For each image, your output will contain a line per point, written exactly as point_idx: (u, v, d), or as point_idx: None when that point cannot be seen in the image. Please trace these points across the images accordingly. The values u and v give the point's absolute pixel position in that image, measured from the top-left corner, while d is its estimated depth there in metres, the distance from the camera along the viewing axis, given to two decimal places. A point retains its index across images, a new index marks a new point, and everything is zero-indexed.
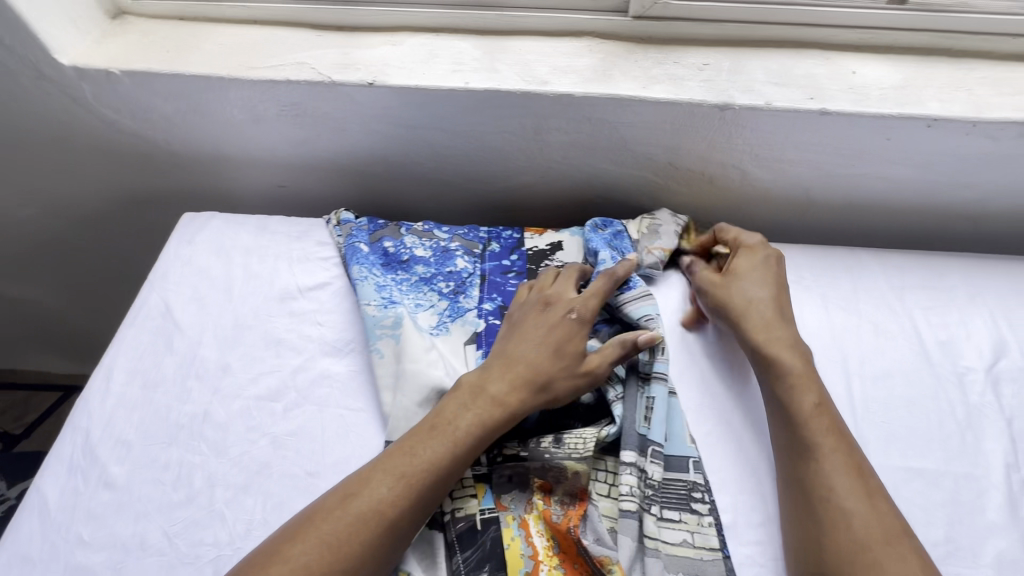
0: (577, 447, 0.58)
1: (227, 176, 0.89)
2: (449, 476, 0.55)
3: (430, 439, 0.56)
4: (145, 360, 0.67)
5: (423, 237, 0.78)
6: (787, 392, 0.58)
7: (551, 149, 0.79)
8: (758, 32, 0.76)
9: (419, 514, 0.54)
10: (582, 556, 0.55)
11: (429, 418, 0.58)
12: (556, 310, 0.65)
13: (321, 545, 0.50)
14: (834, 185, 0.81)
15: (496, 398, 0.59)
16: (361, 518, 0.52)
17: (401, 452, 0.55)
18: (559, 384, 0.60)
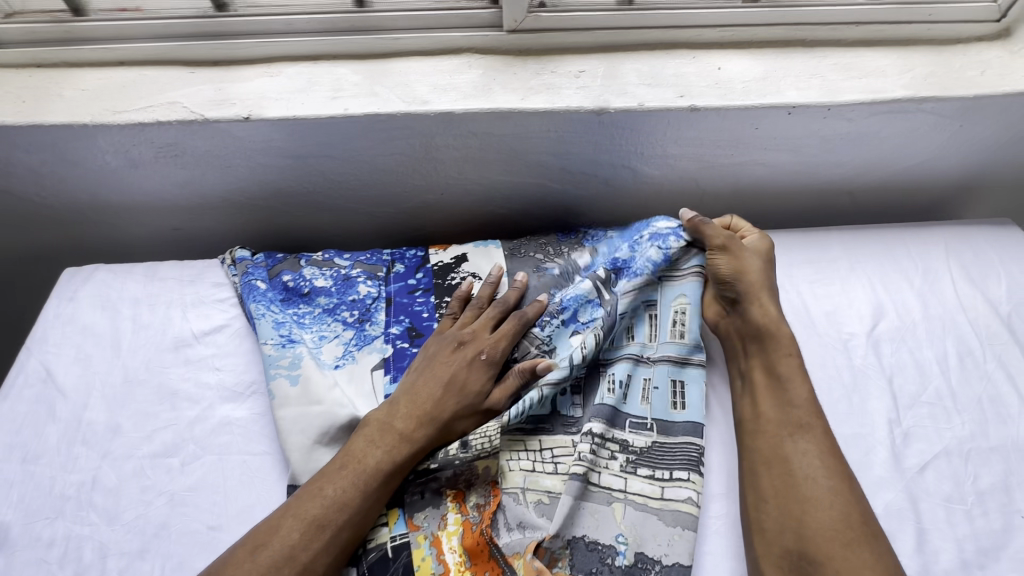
0: (484, 446, 0.60)
1: (114, 224, 0.85)
2: (365, 515, 0.55)
3: (342, 480, 0.55)
4: (25, 432, 0.62)
5: (323, 266, 0.76)
6: (787, 376, 0.62)
7: (445, 165, 0.79)
8: (628, 37, 0.79)
9: (331, 560, 0.52)
10: (494, 559, 0.55)
11: (340, 458, 0.57)
12: (468, 348, 0.65)
13: None
14: (719, 174, 0.85)
15: (404, 438, 0.58)
16: (273, 567, 0.50)
17: (313, 493, 0.54)
18: (460, 424, 0.61)
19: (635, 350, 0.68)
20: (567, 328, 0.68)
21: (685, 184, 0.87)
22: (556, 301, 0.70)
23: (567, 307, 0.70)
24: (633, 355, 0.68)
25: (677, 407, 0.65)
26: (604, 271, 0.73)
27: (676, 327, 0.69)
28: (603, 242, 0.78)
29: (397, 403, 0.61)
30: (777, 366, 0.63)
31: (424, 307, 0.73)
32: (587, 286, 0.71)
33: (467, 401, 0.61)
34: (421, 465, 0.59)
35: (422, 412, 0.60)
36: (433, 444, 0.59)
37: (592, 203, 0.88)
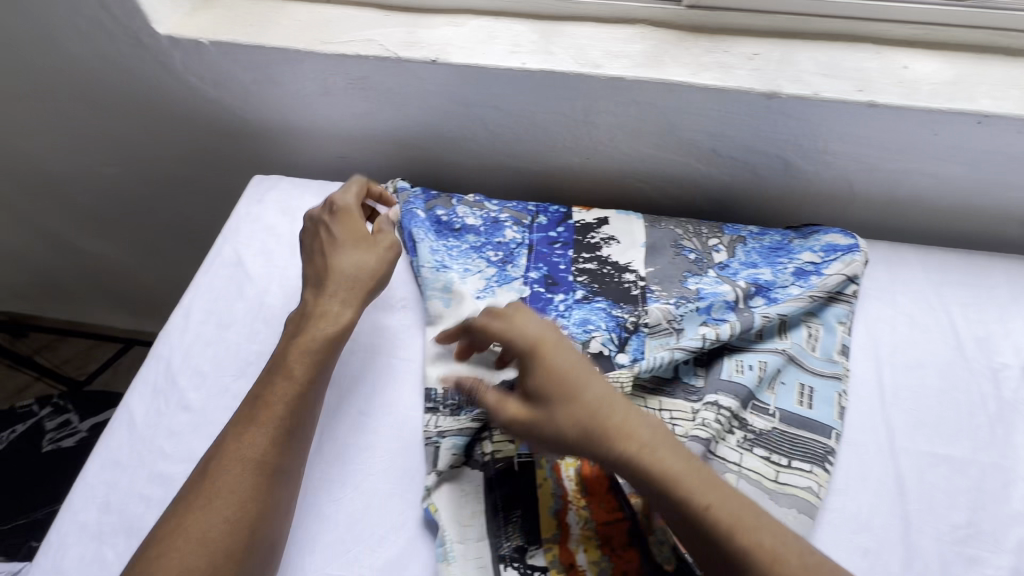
0: (613, 390, 0.64)
1: (293, 144, 0.96)
2: (266, 515, 0.52)
3: (228, 490, 0.52)
4: (221, 303, 0.73)
5: (474, 207, 0.82)
6: (666, 498, 0.49)
7: (599, 131, 0.83)
8: (808, 25, 0.78)
9: (281, 446, 0.55)
10: (610, 493, 0.58)
11: (208, 471, 0.53)
12: (306, 336, 0.62)
13: (210, 500, 0.51)
14: (877, 179, 0.82)
15: (337, 323, 0.63)
16: (235, 469, 0.53)
17: (192, 515, 0.51)
18: (349, 270, 0.66)
19: (772, 345, 0.70)
20: (700, 315, 0.71)
21: (836, 185, 0.84)
22: (694, 289, 0.74)
23: (705, 297, 0.73)
24: (775, 351, 0.69)
25: (805, 406, 0.66)
26: (746, 283, 0.75)
27: (810, 339, 0.71)
28: (742, 247, 0.80)
29: (245, 413, 0.57)
30: (647, 492, 0.51)
31: (561, 259, 0.77)
32: (728, 292, 0.73)
33: (348, 248, 0.67)
34: None
35: (278, 404, 0.57)
36: (365, 288, 0.66)
37: (733, 191, 0.88)
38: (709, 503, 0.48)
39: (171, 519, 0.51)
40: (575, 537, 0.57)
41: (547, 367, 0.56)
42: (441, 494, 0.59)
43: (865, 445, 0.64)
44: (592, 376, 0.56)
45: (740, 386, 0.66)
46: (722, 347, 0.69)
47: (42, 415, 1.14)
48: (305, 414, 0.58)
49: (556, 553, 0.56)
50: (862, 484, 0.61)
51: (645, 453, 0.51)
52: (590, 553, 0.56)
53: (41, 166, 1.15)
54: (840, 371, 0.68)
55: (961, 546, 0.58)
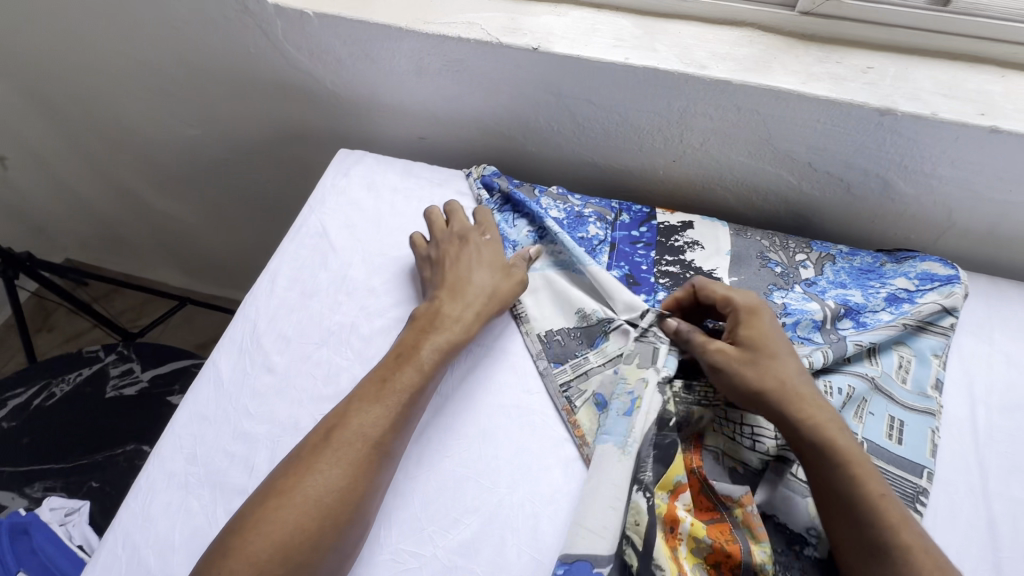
0: (705, 395, 0.64)
1: (376, 121, 0.97)
2: (369, 493, 0.53)
3: (344, 458, 0.53)
4: (305, 271, 0.74)
5: (557, 200, 0.82)
6: (853, 476, 0.52)
7: (692, 134, 0.81)
8: (926, 42, 0.75)
9: (398, 431, 0.57)
10: (706, 496, 0.57)
11: (326, 438, 0.55)
12: (439, 331, 0.64)
13: (333, 466, 0.53)
14: (982, 210, 0.78)
15: (467, 326, 0.65)
16: (354, 443, 0.54)
17: (305, 478, 0.52)
18: (488, 290, 0.68)
19: (862, 369, 0.67)
20: None
21: (935, 212, 0.80)
22: (780, 304, 0.72)
23: (792, 313, 0.71)
24: (863, 377, 0.66)
25: (894, 440, 0.63)
26: (835, 303, 0.73)
27: (900, 369, 0.68)
28: (831, 266, 0.77)
29: (370, 387, 0.59)
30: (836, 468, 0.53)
31: (644, 260, 0.76)
32: (816, 311, 0.71)
33: (482, 266, 0.70)
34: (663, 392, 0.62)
35: (400, 390, 0.58)
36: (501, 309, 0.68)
37: (822, 208, 0.85)
38: (877, 490, 0.51)
39: (288, 474, 0.52)
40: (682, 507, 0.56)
41: (762, 322, 0.61)
42: (642, 392, 0.62)
43: (956, 485, 0.61)
44: (793, 350, 0.60)
45: None
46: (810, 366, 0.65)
47: (107, 361, 1.18)
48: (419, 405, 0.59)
49: (663, 510, 0.56)
50: (951, 524, 0.59)
51: (833, 426, 0.55)
52: (696, 528, 0.55)
53: (128, 121, 1.19)
54: (932, 406, 0.65)
55: None
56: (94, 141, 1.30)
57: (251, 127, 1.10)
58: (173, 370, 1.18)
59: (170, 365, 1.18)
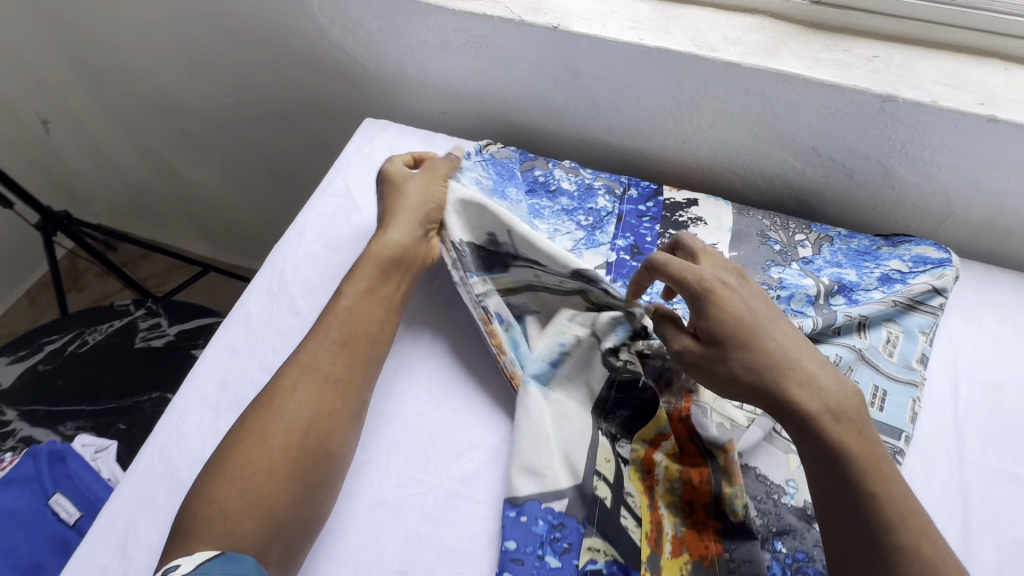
0: None
1: (401, 95, 1.02)
2: (321, 427, 0.58)
3: (291, 396, 0.58)
4: (330, 227, 0.79)
5: (570, 173, 0.86)
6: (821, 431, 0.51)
7: (701, 116, 0.84)
8: (931, 34, 0.78)
9: (339, 367, 0.61)
10: (693, 442, 0.61)
11: (277, 381, 0.60)
12: (370, 263, 0.67)
13: (281, 406, 0.58)
14: (979, 200, 0.81)
15: (397, 246, 0.68)
16: (298, 382, 0.59)
17: (258, 419, 0.57)
18: (413, 200, 0.70)
19: (851, 342, 0.71)
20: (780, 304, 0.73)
21: (935, 201, 0.83)
22: (776, 279, 0.76)
23: (787, 287, 0.75)
24: (851, 348, 0.70)
25: (876, 408, 0.66)
26: (829, 280, 0.76)
27: (888, 344, 0.71)
28: (829, 246, 0.80)
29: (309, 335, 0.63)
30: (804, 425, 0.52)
31: (648, 232, 0.80)
32: (810, 287, 0.75)
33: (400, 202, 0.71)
34: (638, 346, 0.66)
35: (332, 330, 0.63)
36: (423, 217, 0.70)
37: (824, 194, 0.88)
38: (849, 445, 0.51)
39: (248, 417, 0.58)
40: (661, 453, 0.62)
41: (728, 308, 0.57)
42: (572, 348, 0.65)
43: (933, 451, 0.64)
44: (767, 333, 0.56)
45: None
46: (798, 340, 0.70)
47: (136, 315, 1.25)
48: (367, 343, 0.63)
49: (639, 453, 0.62)
50: (924, 486, 0.62)
51: (832, 420, 0.51)
52: (670, 469, 0.61)
53: (167, 89, 1.26)
54: (916, 378, 0.69)
55: (1020, 560, 0.58)
56: (133, 108, 1.37)
57: (281, 97, 1.16)
58: (198, 326, 1.24)
59: (195, 321, 1.25)
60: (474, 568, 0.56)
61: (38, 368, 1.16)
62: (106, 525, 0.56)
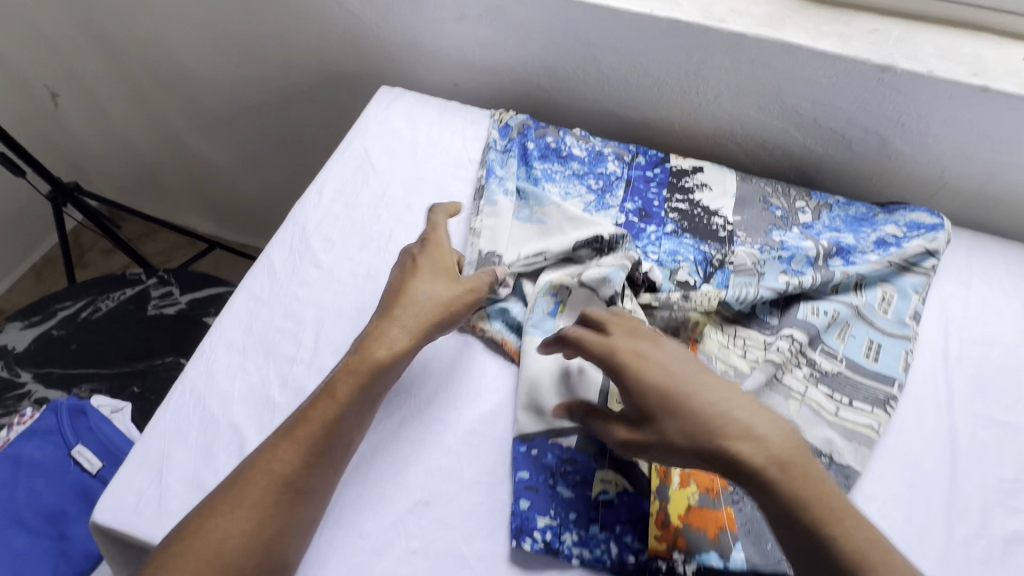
0: (703, 302, 0.70)
1: (415, 67, 1.04)
2: (281, 537, 0.52)
3: (251, 502, 0.52)
4: (349, 187, 0.81)
5: (580, 140, 0.89)
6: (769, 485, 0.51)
7: (707, 87, 0.88)
8: (928, 10, 0.82)
9: (323, 469, 0.55)
10: None
11: (238, 479, 0.53)
12: (363, 359, 0.61)
13: (238, 513, 0.51)
14: (971, 172, 0.85)
15: (397, 352, 0.62)
16: (269, 483, 0.53)
17: (210, 529, 0.50)
18: (421, 302, 0.65)
19: (848, 300, 0.74)
20: (781, 263, 0.76)
21: (930, 171, 0.87)
22: (778, 241, 0.79)
23: (788, 248, 0.78)
24: (848, 305, 0.74)
25: (872, 360, 0.70)
26: (828, 243, 0.79)
27: (883, 302, 0.75)
28: (828, 213, 0.84)
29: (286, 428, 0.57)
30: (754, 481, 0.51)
31: (656, 196, 0.83)
32: (809, 249, 0.78)
33: (432, 277, 0.67)
34: (646, 299, 0.70)
35: (316, 425, 0.56)
36: (447, 309, 0.65)
37: (824, 165, 0.92)
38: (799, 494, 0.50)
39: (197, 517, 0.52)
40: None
41: (649, 378, 0.56)
42: (566, 300, 0.69)
43: (924, 399, 0.68)
44: (690, 395, 0.55)
45: (812, 328, 0.71)
46: (798, 297, 0.74)
47: (149, 284, 1.28)
48: (345, 450, 0.57)
49: None
50: (915, 430, 0.66)
51: (771, 471, 0.51)
52: None
53: (181, 61, 1.28)
54: (910, 333, 0.72)
55: (1004, 497, 0.62)
56: (145, 80, 1.38)
57: (296, 69, 1.18)
58: (209, 295, 1.26)
59: (206, 290, 1.27)
60: (495, 498, 0.59)
61: (52, 332, 1.18)
62: (143, 455, 0.59)
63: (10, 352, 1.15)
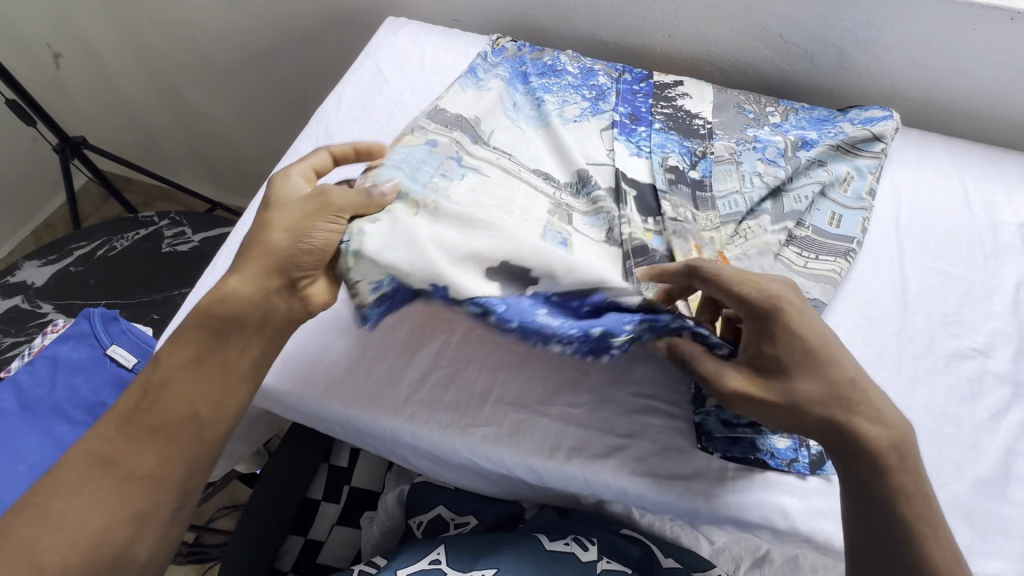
0: (709, 212, 0.78)
1: (416, 5, 1.13)
2: (116, 518, 0.53)
3: (78, 487, 0.53)
4: (365, 96, 0.89)
5: (572, 59, 0.98)
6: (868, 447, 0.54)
7: (685, 9, 0.97)
8: None
9: (154, 449, 0.55)
10: None
11: (61, 470, 0.54)
12: (194, 325, 0.58)
13: (71, 503, 0.53)
14: (916, 78, 0.96)
15: (229, 304, 0.58)
16: (94, 465, 0.54)
17: (33, 513, 0.52)
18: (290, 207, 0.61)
19: (821, 181, 0.83)
20: (756, 154, 0.86)
21: (881, 80, 0.98)
22: (751, 136, 0.89)
23: (761, 142, 0.88)
24: (816, 184, 0.83)
25: (835, 226, 0.80)
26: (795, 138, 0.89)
27: (847, 185, 0.85)
28: (795, 116, 0.94)
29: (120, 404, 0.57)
30: (871, 437, 0.55)
31: (642, 103, 0.93)
32: (779, 142, 0.87)
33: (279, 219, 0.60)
34: (665, 215, 0.76)
35: (139, 398, 0.56)
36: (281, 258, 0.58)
37: (790, 78, 1.02)
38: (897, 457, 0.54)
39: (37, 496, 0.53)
40: (692, 281, 0.70)
41: (801, 328, 0.57)
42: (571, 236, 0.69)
43: (879, 255, 0.78)
44: (839, 353, 0.57)
45: (792, 211, 0.80)
46: (779, 188, 0.82)
47: (161, 225, 1.32)
48: (195, 425, 0.57)
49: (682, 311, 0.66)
50: (872, 277, 0.76)
51: (891, 433, 0.55)
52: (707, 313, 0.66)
53: (187, 12, 1.34)
54: (866, 206, 0.83)
55: (947, 325, 0.72)
56: (151, 35, 1.44)
57: (302, 13, 1.25)
58: (220, 233, 1.31)
59: (218, 229, 1.32)
60: (513, 364, 0.66)
61: (70, 269, 1.23)
62: None
63: (29, 286, 1.20)
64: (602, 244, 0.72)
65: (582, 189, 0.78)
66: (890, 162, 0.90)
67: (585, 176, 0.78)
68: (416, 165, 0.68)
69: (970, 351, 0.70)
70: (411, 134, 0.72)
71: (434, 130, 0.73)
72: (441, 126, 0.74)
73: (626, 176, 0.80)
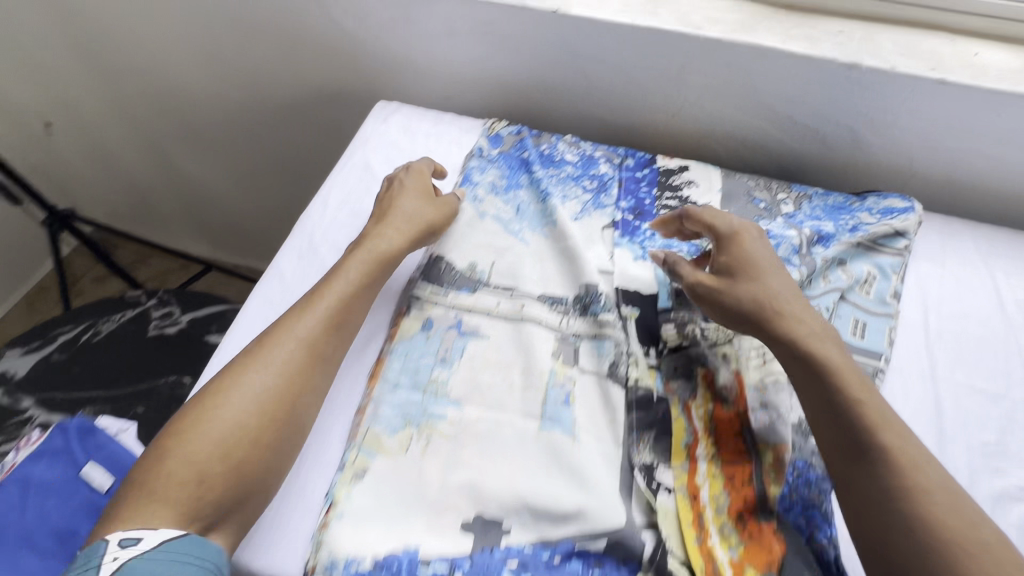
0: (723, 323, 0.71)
1: (408, 82, 1.09)
2: (303, 397, 0.62)
3: (279, 359, 0.62)
4: (354, 196, 0.85)
5: (571, 145, 0.93)
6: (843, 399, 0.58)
7: (688, 91, 0.93)
8: (889, 12, 0.88)
9: (349, 300, 0.68)
10: (741, 438, 0.63)
11: (258, 351, 0.63)
12: (369, 249, 0.72)
13: (274, 377, 0.61)
14: (937, 159, 0.90)
15: (396, 250, 0.73)
16: (297, 341, 0.63)
17: (241, 379, 0.60)
18: (406, 214, 0.76)
19: (839, 285, 0.78)
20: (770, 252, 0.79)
21: (899, 160, 0.92)
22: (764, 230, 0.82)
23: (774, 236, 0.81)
24: (834, 289, 0.77)
25: (857, 335, 0.74)
26: (810, 231, 0.83)
27: (868, 284, 0.79)
28: (808, 203, 0.88)
29: (304, 299, 0.67)
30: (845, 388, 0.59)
31: (647, 195, 0.87)
32: (794, 237, 0.81)
33: (414, 199, 0.77)
34: (674, 340, 0.70)
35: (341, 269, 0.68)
36: (426, 225, 0.76)
37: (801, 157, 0.97)
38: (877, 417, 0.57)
39: (230, 377, 0.61)
40: (698, 434, 0.64)
41: (747, 249, 0.69)
42: (575, 388, 0.66)
43: (908, 371, 0.72)
44: (777, 272, 0.68)
45: None
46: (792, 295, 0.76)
47: (148, 305, 1.28)
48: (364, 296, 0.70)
49: (684, 480, 0.61)
50: (902, 400, 0.70)
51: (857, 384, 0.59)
52: (714, 487, 0.60)
53: (177, 84, 1.31)
54: (890, 310, 0.77)
55: (988, 458, 0.66)
56: (140, 106, 1.41)
57: (292, 88, 1.22)
58: (210, 312, 1.29)
59: (207, 308, 1.29)
60: None
61: (53, 357, 1.18)
62: None
63: (11, 377, 1.14)
64: (604, 379, 0.67)
65: (592, 306, 0.73)
66: (914, 257, 0.84)
67: (594, 291, 0.74)
68: (414, 363, 0.68)
69: (1017, 491, 0.64)
70: (409, 314, 0.72)
71: (428, 296, 0.74)
72: (435, 289, 0.74)
73: (636, 294, 0.74)
